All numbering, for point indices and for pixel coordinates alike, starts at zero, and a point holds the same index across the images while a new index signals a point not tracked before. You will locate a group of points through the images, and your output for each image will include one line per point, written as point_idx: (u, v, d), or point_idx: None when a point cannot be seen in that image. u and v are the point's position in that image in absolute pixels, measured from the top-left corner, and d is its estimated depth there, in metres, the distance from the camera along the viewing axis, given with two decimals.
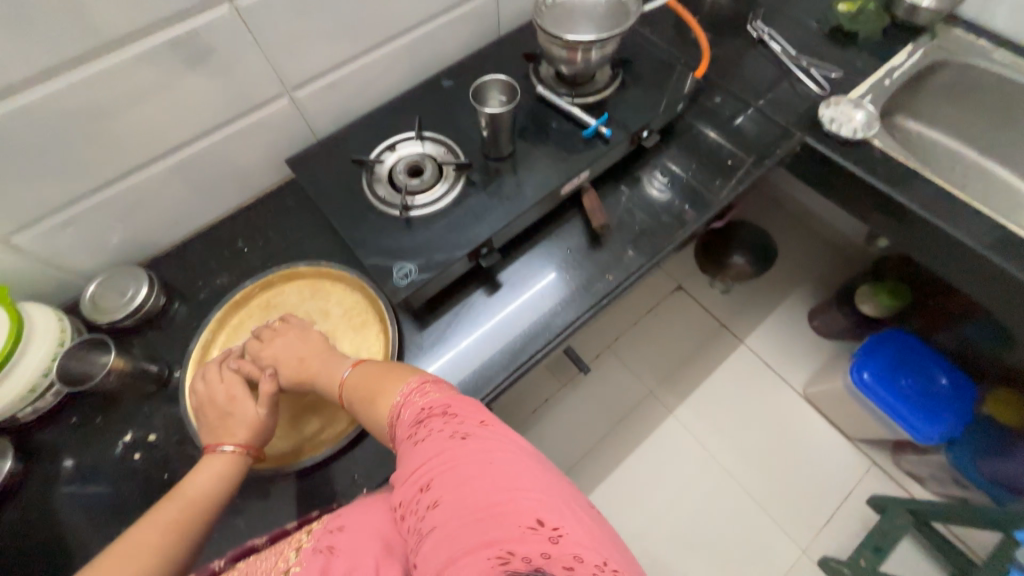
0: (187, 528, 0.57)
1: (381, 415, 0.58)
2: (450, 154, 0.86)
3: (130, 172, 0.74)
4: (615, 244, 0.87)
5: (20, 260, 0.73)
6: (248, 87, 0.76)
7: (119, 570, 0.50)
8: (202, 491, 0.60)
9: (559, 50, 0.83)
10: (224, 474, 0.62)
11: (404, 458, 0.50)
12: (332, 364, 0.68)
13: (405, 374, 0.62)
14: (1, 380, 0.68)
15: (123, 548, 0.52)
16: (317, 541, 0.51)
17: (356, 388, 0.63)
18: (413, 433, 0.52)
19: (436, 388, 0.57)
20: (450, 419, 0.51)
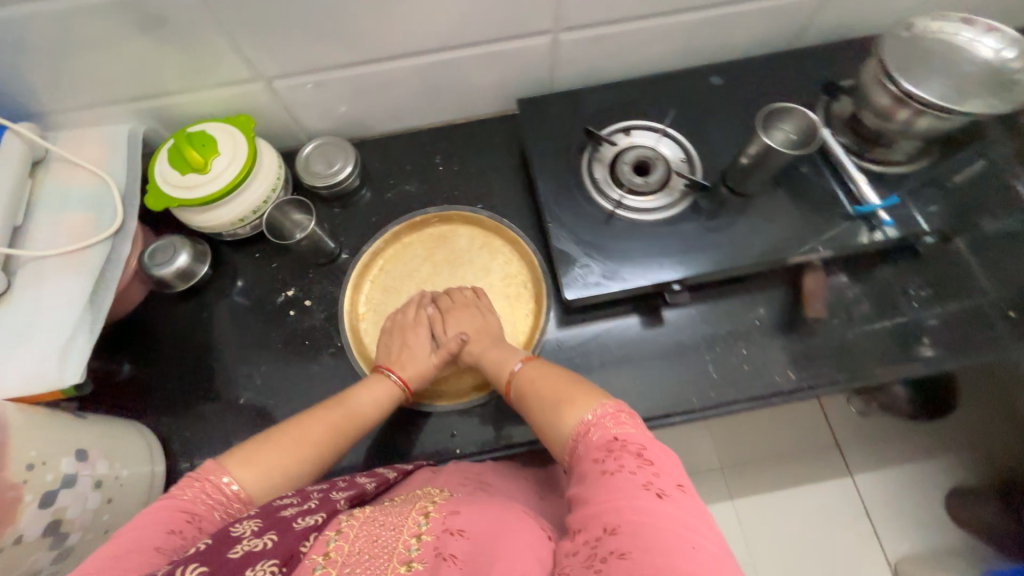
0: (336, 436, 0.66)
1: (559, 422, 0.60)
2: (684, 163, 0.75)
3: (385, 58, 0.74)
4: (814, 341, 0.73)
5: (269, 101, 0.78)
6: (524, 14, 0.71)
7: (280, 454, 0.61)
8: (359, 410, 0.68)
9: (885, 98, 0.67)
10: (382, 402, 0.70)
11: (593, 483, 0.51)
12: (507, 353, 0.71)
13: (591, 392, 0.62)
14: (225, 203, 0.75)
15: (292, 435, 0.63)
16: (438, 535, 0.51)
17: (534, 380, 0.65)
18: (599, 460, 0.53)
19: (629, 421, 0.56)
20: (647, 466, 0.51)
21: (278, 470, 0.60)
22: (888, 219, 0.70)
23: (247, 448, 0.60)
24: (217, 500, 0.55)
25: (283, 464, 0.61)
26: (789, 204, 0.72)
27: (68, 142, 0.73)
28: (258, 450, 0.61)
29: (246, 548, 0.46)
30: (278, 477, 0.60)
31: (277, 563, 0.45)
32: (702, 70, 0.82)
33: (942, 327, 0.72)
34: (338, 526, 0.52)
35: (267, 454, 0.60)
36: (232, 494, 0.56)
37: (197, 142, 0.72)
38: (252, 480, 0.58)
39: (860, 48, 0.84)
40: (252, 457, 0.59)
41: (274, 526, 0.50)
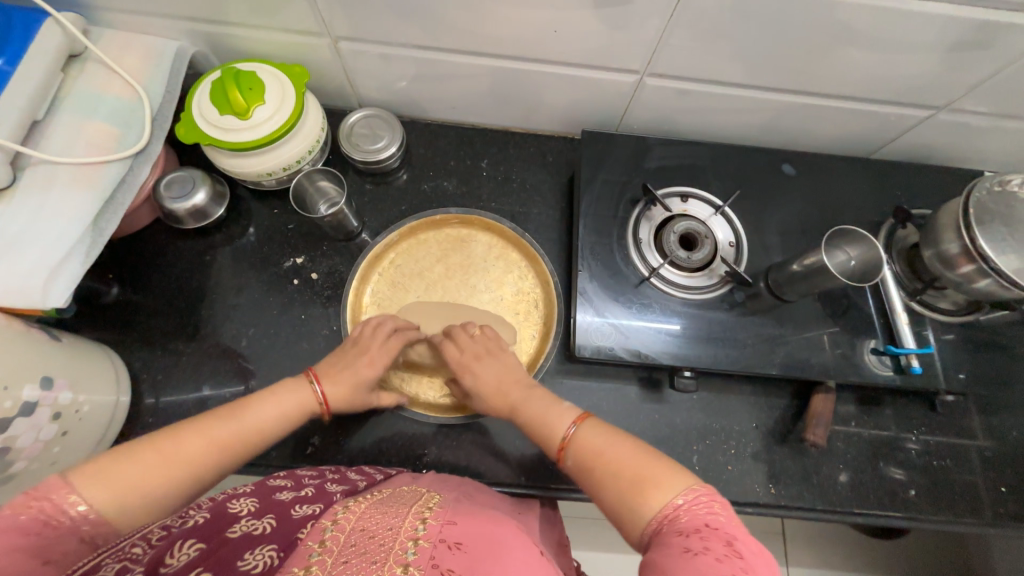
0: (224, 452, 0.55)
1: (635, 504, 0.49)
2: (731, 248, 0.72)
3: (461, 52, 0.70)
4: (801, 460, 0.73)
5: (330, 58, 0.73)
6: (619, 51, 0.66)
7: (147, 477, 0.49)
8: (256, 423, 0.58)
9: (955, 246, 0.64)
10: (286, 414, 0.60)
11: (672, 557, 0.42)
12: (553, 405, 0.61)
13: (677, 469, 0.51)
14: (256, 155, 0.71)
15: (156, 451, 0.51)
16: (434, 543, 0.48)
17: (601, 451, 0.54)
18: (683, 536, 0.44)
19: (721, 510, 0.46)
20: (736, 557, 0.41)
21: (142, 494, 0.49)
22: (919, 367, 0.66)
23: (107, 460, 0.48)
24: (62, 523, 0.44)
25: (129, 488, 0.48)
26: (823, 321, 0.70)
27: (110, 44, 0.69)
28: (119, 465, 0.49)
29: (246, 529, 0.50)
30: (146, 503, 0.49)
31: (275, 548, 0.48)
32: (777, 153, 0.78)
33: (922, 483, 0.73)
34: (334, 517, 0.52)
35: (134, 472, 0.49)
36: (78, 517, 0.45)
37: (243, 84, 0.67)
38: (106, 501, 0.47)
39: (936, 177, 0.81)
40: (100, 471, 0.47)
41: (270, 512, 0.54)
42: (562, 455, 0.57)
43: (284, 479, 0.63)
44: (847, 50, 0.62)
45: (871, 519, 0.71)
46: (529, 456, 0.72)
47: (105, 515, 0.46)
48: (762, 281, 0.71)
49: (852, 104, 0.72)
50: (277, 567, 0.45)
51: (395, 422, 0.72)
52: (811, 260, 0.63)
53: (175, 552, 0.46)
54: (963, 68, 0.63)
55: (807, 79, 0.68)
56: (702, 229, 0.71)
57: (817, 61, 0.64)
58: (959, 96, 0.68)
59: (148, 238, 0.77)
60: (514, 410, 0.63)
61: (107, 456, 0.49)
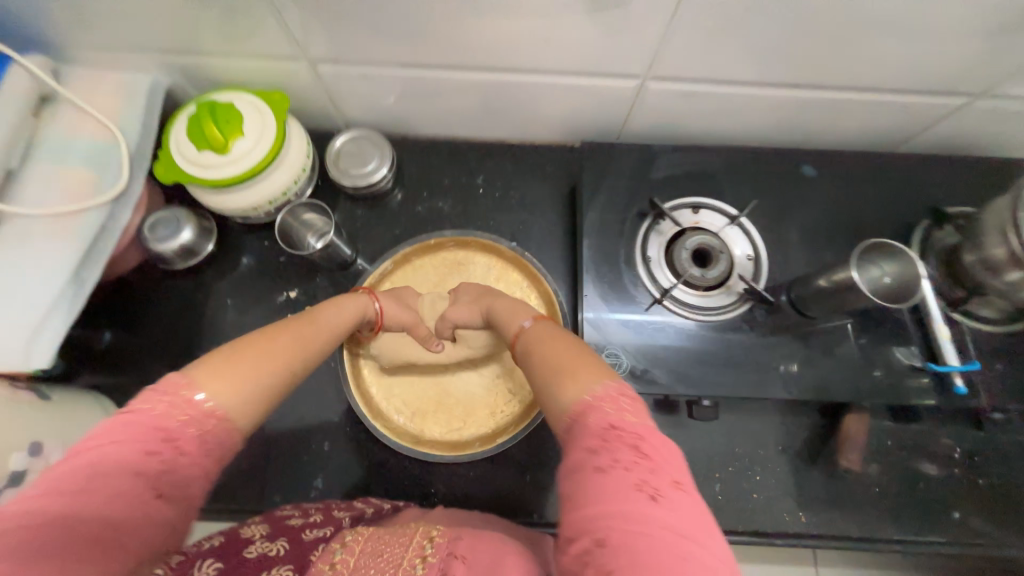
0: (312, 346, 0.51)
1: (557, 392, 0.44)
2: (749, 261, 0.67)
3: (448, 67, 0.65)
4: (833, 484, 0.69)
5: (311, 81, 0.69)
6: (617, 55, 0.61)
7: (263, 366, 0.45)
8: (335, 334, 0.56)
9: (1000, 251, 0.58)
10: (352, 322, 0.59)
11: (580, 480, 0.37)
12: (518, 305, 0.58)
13: (604, 362, 0.45)
14: (240, 189, 0.68)
15: (258, 345, 0.47)
16: (443, 557, 0.47)
17: (544, 344, 0.49)
18: (589, 451, 0.38)
19: (631, 402, 0.40)
20: (642, 460, 0.37)
21: (261, 377, 0.45)
22: (963, 387, 0.61)
23: (220, 356, 0.44)
24: (186, 418, 0.39)
25: (255, 373, 0.44)
26: (853, 338, 0.64)
27: (82, 82, 0.66)
28: (231, 361, 0.44)
29: (260, 551, 0.50)
30: (263, 387, 0.45)
31: (290, 568, 0.48)
32: (794, 153, 0.72)
33: (966, 505, 0.67)
34: (343, 539, 0.51)
35: (250, 362, 0.45)
36: (207, 413, 0.40)
37: (221, 117, 0.64)
38: (229, 395, 0.42)
39: (973, 168, 0.74)
40: (220, 366, 0.43)
41: (282, 535, 0.54)
42: (515, 346, 0.53)
43: (292, 510, 0.62)
44: (873, 40, 0.56)
45: (911, 546, 0.66)
46: (541, 492, 0.68)
47: (227, 408, 0.42)
48: (784, 296, 0.66)
49: (879, 96, 0.66)
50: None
51: (399, 461, 0.69)
52: (839, 275, 0.57)
53: (198, 568, 0.46)
54: (1007, 52, 0.56)
55: (827, 73, 0.62)
56: (715, 243, 0.65)
57: (839, 53, 0.58)
58: (1001, 81, 0.61)
59: (137, 280, 0.75)
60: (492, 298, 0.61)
61: (212, 356, 0.45)
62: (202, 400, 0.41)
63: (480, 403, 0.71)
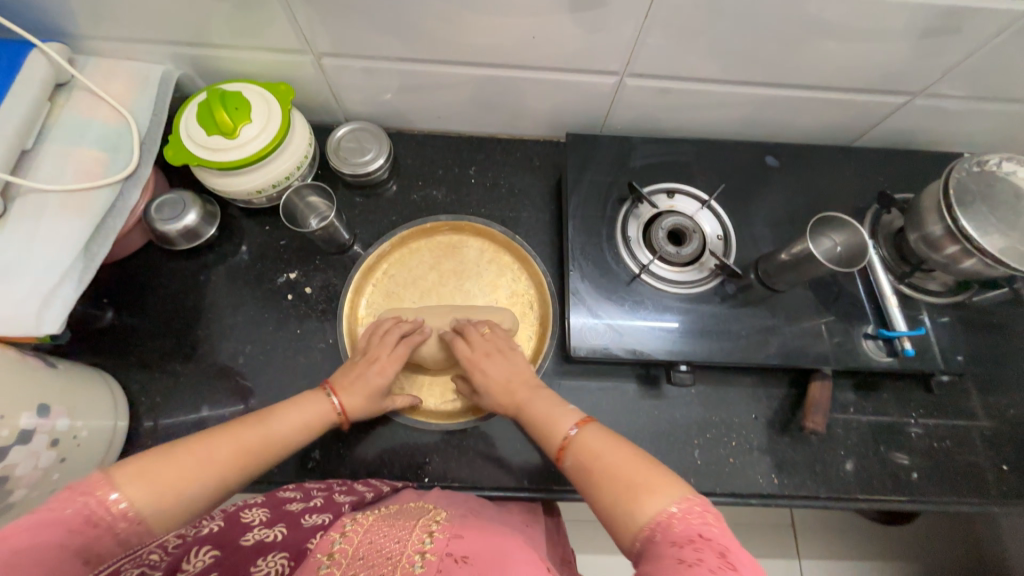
0: (249, 461, 0.55)
1: (626, 511, 0.48)
2: (720, 241, 0.73)
3: (445, 62, 0.71)
4: (802, 448, 0.74)
5: (315, 74, 0.74)
6: (599, 53, 0.67)
7: (190, 476, 0.50)
8: (283, 428, 0.59)
9: (938, 228, 0.65)
10: (306, 425, 0.61)
11: (661, 570, 0.40)
12: (553, 408, 0.61)
13: (672, 478, 0.50)
14: (245, 173, 0.72)
15: (184, 454, 0.51)
16: (441, 556, 0.47)
17: (597, 453, 0.54)
18: (677, 549, 0.42)
19: (716, 522, 0.44)
20: (729, 568, 0.39)
21: (187, 488, 0.49)
22: (910, 351, 0.67)
23: (145, 459, 0.49)
24: (99, 518, 0.44)
25: (172, 484, 0.49)
26: (815, 310, 0.70)
27: (96, 71, 0.69)
28: (154, 466, 0.49)
29: (257, 538, 0.53)
30: (188, 498, 0.50)
31: (284, 557, 0.51)
32: (759, 146, 0.80)
33: (923, 465, 0.73)
34: (342, 530, 0.53)
35: (177, 470, 0.50)
36: (117, 514, 0.45)
37: (229, 104, 0.68)
38: (147, 500, 0.47)
39: (917, 161, 0.82)
40: (145, 471, 0.48)
41: (279, 521, 0.57)
42: (562, 457, 0.57)
43: (293, 491, 0.65)
44: (821, 42, 0.63)
45: (875, 504, 0.71)
46: (531, 459, 0.72)
47: (144, 514, 0.46)
48: (752, 272, 0.72)
49: (831, 94, 0.74)
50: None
51: (395, 431, 0.72)
52: (799, 249, 0.64)
53: (190, 558, 0.49)
54: (936, 55, 0.64)
55: (785, 72, 0.69)
56: (689, 223, 0.71)
57: (793, 53, 0.66)
58: (935, 81, 0.69)
59: (140, 262, 0.77)
60: (520, 406, 0.63)
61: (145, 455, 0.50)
62: (116, 499, 0.45)
63: None
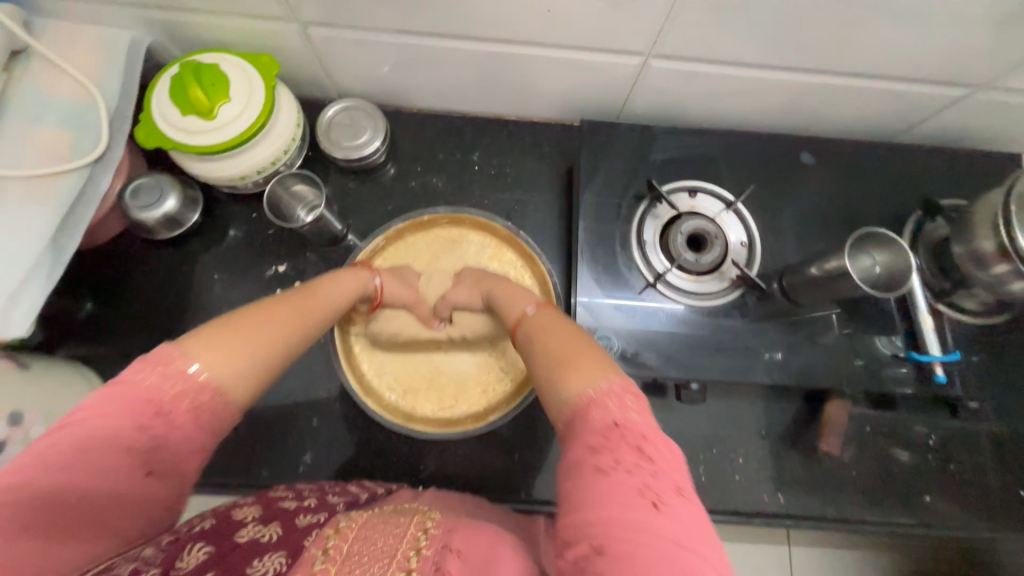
0: (310, 319, 0.52)
1: (557, 386, 0.45)
2: (743, 247, 0.67)
3: (446, 35, 0.62)
4: (811, 467, 0.71)
5: (302, 45, 0.66)
6: (622, 31, 0.59)
7: (258, 334, 0.45)
8: (334, 301, 0.56)
9: (990, 245, 0.58)
10: (352, 296, 0.59)
11: (582, 480, 0.38)
12: (522, 292, 0.59)
13: (605, 356, 0.46)
14: (226, 157, 0.65)
15: (250, 316, 0.47)
16: (437, 550, 0.44)
17: (545, 329, 0.51)
18: (595, 450, 0.39)
19: (637, 405, 0.41)
20: (645, 465, 0.38)
21: (253, 356, 0.44)
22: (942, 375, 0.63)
23: (215, 327, 0.44)
24: (178, 389, 0.40)
25: (248, 343, 0.44)
26: (841, 327, 0.65)
27: (56, 36, 0.62)
28: (227, 333, 0.44)
29: (252, 534, 0.44)
30: (255, 368, 0.44)
31: (283, 556, 0.42)
32: (793, 140, 0.72)
33: (936, 489, 0.70)
34: (337, 525, 0.47)
35: (242, 338, 0.44)
36: (198, 386, 0.41)
37: (205, 80, 0.61)
38: (223, 365, 0.42)
39: (967, 161, 0.74)
40: (217, 335, 0.43)
41: (276, 517, 0.48)
42: (515, 332, 0.54)
43: (285, 492, 0.59)
44: (881, 25, 0.55)
45: (881, 527, 0.69)
46: (530, 469, 0.69)
47: (223, 387, 0.42)
48: (776, 284, 0.66)
49: (882, 84, 0.65)
50: (284, 575, 0.39)
51: (389, 436, 0.69)
52: (832, 264, 0.58)
53: (185, 553, 0.40)
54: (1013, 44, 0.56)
55: (833, 57, 0.61)
56: (711, 228, 0.65)
57: (847, 37, 0.57)
58: (1004, 74, 0.61)
59: (120, 249, 0.72)
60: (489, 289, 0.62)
61: (208, 329, 0.45)
62: (194, 371, 0.41)
63: (471, 381, 0.71)
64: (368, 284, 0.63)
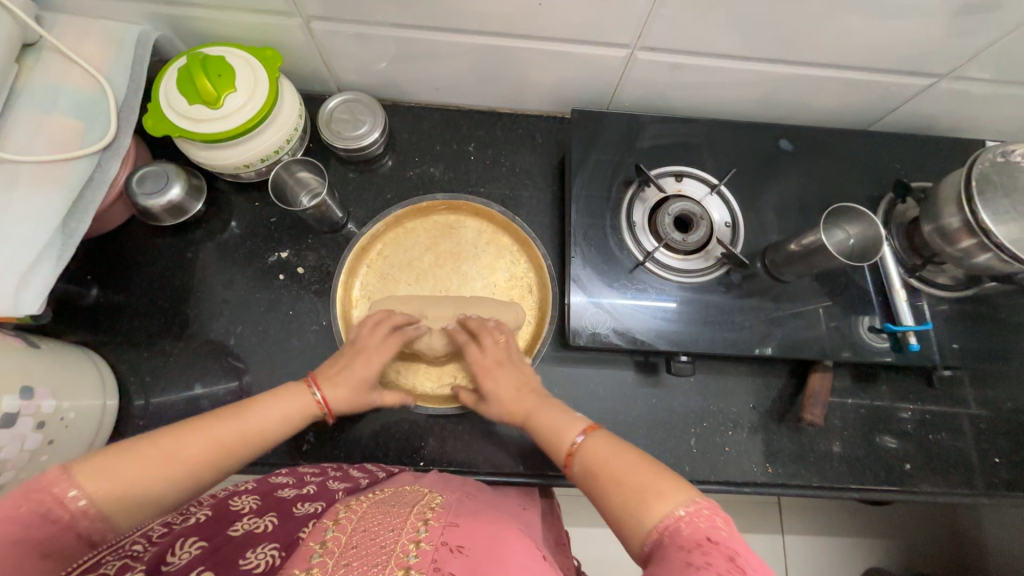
0: (226, 451, 0.51)
1: (635, 515, 0.46)
2: (727, 228, 0.71)
3: (443, 29, 0.66)
4: (797, 438, 0.74)
5: (304, 39, 0.69)
6: (609, 23, 0.62)
7: (152, 472, 0.46)
8: (262, 419, 0.55)
9: (955, 220, 0.62)
10: (286, 417, 0.57)
11: (670, 572, 0.39)
12: (564, 417, 0.59)
13: (681, 480, 0.48)
14: (231, 146, 0.67)
15: (150, 450, 0.47)
16: (436, 544, 0.46)
17: (608, 458, 0.51)
18: (685, 553, 0.40)
19: (725, 526, 0.42)
20: (739, 574, 0.38)
21: (136, 490, 0.44)
22: (915, 344, 0.66)
23: (108, 455, 0.45)
24: (59, 516, 0.40)
25: (136, 482, 0.45)
26: (821, 301, 0.69)
27: (66, 30, 0.64)
28: (118, 464, 0.45)
29: (247, 528, 0.50)
30: (149, 494, 0.45)
31: (277, 548, 0.48)
32: (772, 128, 0.76)
33: (917, 457, 0.73)
34: (336, 516, 0.50)
35: (140, 467, 0.45)
36: (77, 512, 0.41)
37: (211, 71, 0.64)
38: (109, 496, 0.43)
39: (935, 146, 0.79)
40: (105, 466, 0.44)
41: (272, 509, 0.53)
42: (567, 464, 0.55)
43: (285, 476, 0.62)
44: (848, 17, 0.59)
45: (866, 495, 0.72)
46: (528, 445, 0.71)
47: (108, 513, 0.43)
48: (759, 262, 0.70)
49: (853, 74, 0.69)
50: (279, 568, 0.45)
51: (390, 416, 0.71)
52: (810, 240, 0.61)
53: (177, 548, 0.45)
54: (969, 34, 0.60)
55: (805, 48, 0.65)
56: (697, 209, 0.69)
57: (817, 28, 0.61)
58: (962, 63, 0.65)
59: (124, 237, 0.74)
60: (528, 413, 0.61)
61: (110, 452, 0.45)
62: (76, 496, 0.41)
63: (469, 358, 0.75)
64: (308, 403, 0.59)
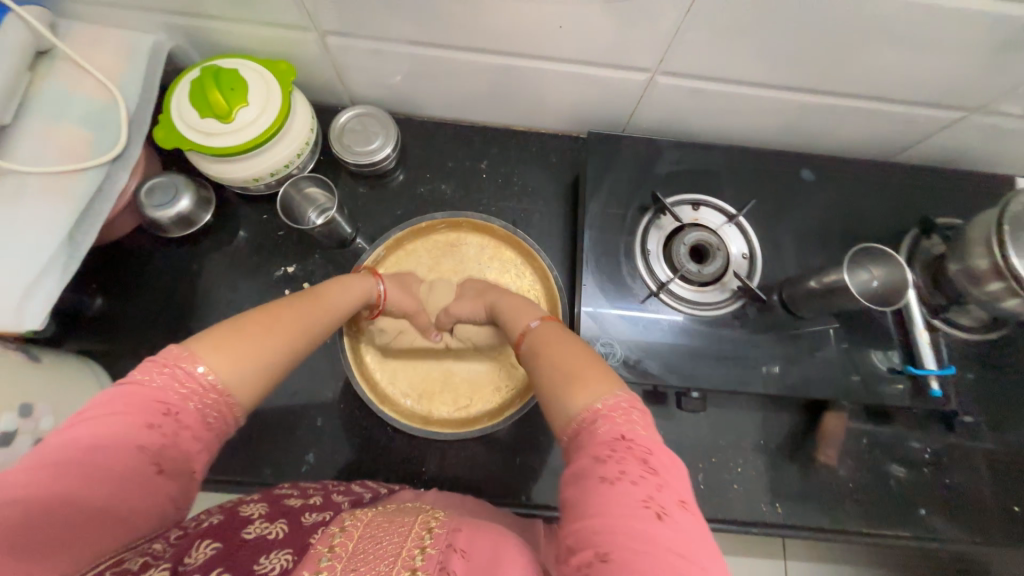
0: (311, 336, 0.54)
1: (563, 399, 0.46)
2: (743, 259, 0.69)
3: (461, 48, 0.64)
4: (809, 478, 0.71)
5: (317, 52, 0.68)
6: (629, 46, 0.61)
7: (260, 341, 0.47)
8: (330, 322, 0.58)
9: (985, 262, 0.59)
10: (351, 311, 0.63)
11: (586, 491, 0.39)
12: (528, 310, 0.61)
13: (607, 373, 0.47)
14: (242, 159, 0.66)
15: (250, 325, 0.48)
16: (442, 548, 0.43)
17: (548, 346, 0.52)
18: (599, 461, 0.40)
19: (639, 423, 0.42)
20: (651, 476, 0.39)
21: (257, 356, 0.46)
22: (937, 390, 0.64)
23: (222, 330, 0.46)
24: (186, 393, 0.42)
25: (253, 355, 0.46)
26: (841, 339, 0.67)
27: (80, 38, 0.64)
28: (234, 337, 0.46)
29: (254, 522, 0.45)
30: (255, 361, 0.46)
31: (284, 550, 0.41)
32: (794, 157, 0.74)
33: (934, 504, 0.71)
34: (341, 522, 0.46)
35: (248, 339, 0.47)
36: (206, 386, 0.42)
37: (224, 84, 0.63)
38: (226, 366, 0.44)
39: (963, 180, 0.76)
40: (214, 340, 0.45)
41: (277, 509, 0.49)
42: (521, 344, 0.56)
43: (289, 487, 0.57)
44: (879, 49, 0.57)
45: (879, 540, 0.70)
46: (531, 473, 0.70)
47: (229, 386, 0.44)
48: (776, 296, 0.68)
49: (881, 105, 0.67)
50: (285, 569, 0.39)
51: (392, 436, 0.70)
52: (832, 278, 0.59)
53: (184, 541, 0.42)
54: (1006, 71, 0.58)
55: (832, 79, 0.63)
56: (713, 239, 0.67)
57: (846, 58, 0.59)
58: (996, 98, 0.63)
59: (133, 246, 0.74)
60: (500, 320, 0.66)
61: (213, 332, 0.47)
62: (202, 372, 0.43)
63: (482, 381, 0.74)
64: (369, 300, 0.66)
